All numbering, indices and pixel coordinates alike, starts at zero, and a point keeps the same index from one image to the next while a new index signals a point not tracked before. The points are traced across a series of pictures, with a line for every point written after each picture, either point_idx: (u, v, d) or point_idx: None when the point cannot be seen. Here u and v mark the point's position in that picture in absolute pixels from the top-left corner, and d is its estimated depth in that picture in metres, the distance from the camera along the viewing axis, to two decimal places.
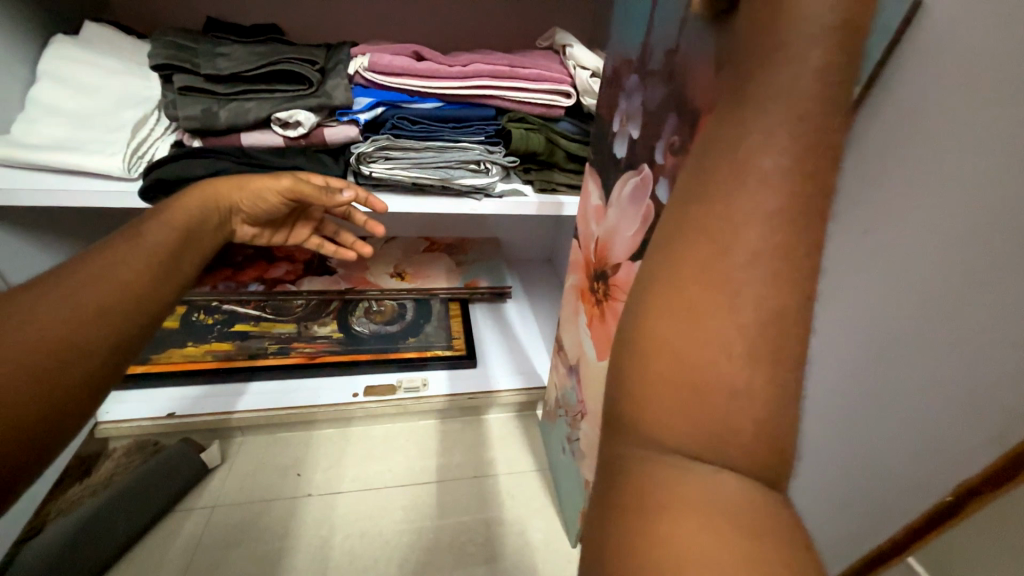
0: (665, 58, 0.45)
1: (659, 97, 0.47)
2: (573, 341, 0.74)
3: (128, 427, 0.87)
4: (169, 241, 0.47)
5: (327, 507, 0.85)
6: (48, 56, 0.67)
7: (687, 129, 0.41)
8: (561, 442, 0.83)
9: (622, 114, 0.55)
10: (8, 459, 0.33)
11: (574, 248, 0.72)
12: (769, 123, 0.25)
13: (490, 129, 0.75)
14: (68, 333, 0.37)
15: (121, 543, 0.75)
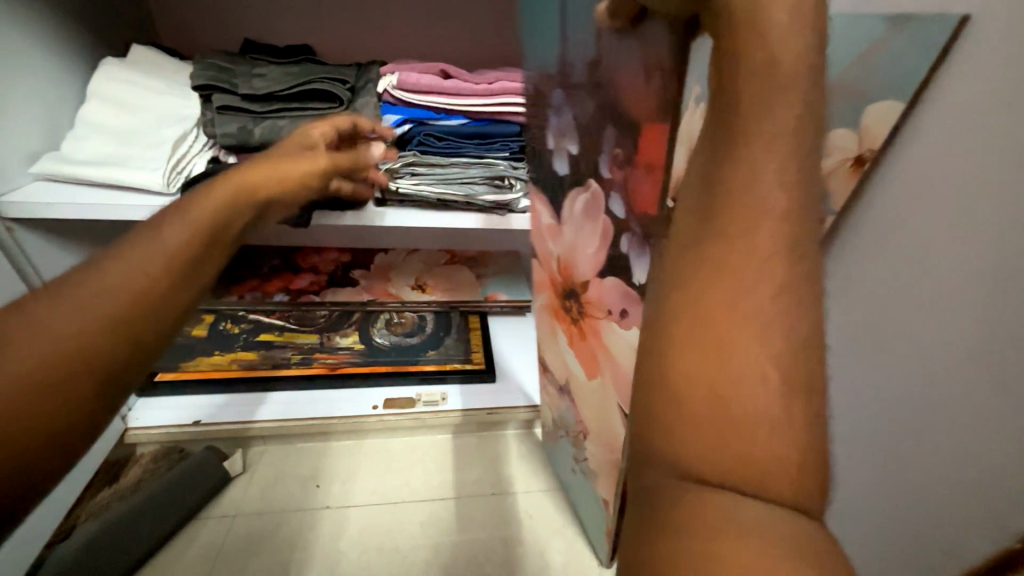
0: (584, 72, 0.47)
1: (589, 110, 0.48)
2: (556, 360, 0.73)
3: (156, 433, 0.89)
4: (198, 235, 0.43)
5: (345, 520, 0.84)
6: (97, 77, 0.71)
7: (628, 140, 0.42)
8: (569, 463, 0.81)
9: (554, 130, 0.56)
10: (38, 464, 0.32)
11: (536, 268, 0.73)
12: (771, 137, 0.23)
13: (514, 145, 0.76)
14: (79, 345, 0.33)
15: (144, 549, 0.76)
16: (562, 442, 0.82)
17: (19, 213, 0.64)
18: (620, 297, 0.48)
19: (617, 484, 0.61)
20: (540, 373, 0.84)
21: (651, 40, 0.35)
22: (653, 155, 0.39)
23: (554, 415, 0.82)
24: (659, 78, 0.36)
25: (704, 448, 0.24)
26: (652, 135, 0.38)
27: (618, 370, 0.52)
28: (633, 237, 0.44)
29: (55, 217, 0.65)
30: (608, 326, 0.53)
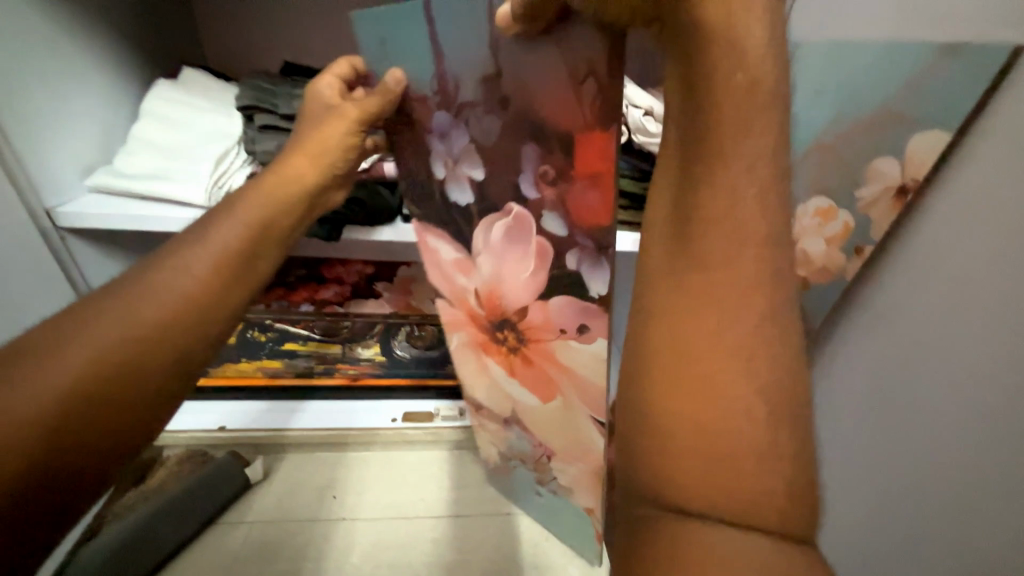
0: (481, 88, 0.47)
1: (498, 129, 0.48)
2: (494, 394, 0.73)
3: (183, 437, 0.92)
4: (241, 237, 0.49)
5: (360, 532, 0.84)
6: (150, 97, 0.76)
7: (559, 153, 0.43)
8: (533, 488, 0.81)
9: (444, 158, 0.57)
10: (102, 445, 0.38)
11: (448, 310, 0.71)
12: (752, 200, 0.28)
13: None
14: (143, 342, 0.40)
15: (166, 552, 0.77)
16: (518, 471, 0.81)
17: (72, 222, 0.68)
18: (576, 313, 0.51)
19: (600, 493, 0.64)
20: (471, 413, 0.83)
21: (576, 45, 0.36)
22: (596, 166, 0.40)
23: (502, 450, 0.82)
24: (590, 82, 0.37)
25: (703, 452, 0.28)
26: (593, 146, 0.39)
27: (584, 384, 0.56)
28: (583, 253, 0.47)
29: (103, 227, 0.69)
30: (561, 344, 0.55)
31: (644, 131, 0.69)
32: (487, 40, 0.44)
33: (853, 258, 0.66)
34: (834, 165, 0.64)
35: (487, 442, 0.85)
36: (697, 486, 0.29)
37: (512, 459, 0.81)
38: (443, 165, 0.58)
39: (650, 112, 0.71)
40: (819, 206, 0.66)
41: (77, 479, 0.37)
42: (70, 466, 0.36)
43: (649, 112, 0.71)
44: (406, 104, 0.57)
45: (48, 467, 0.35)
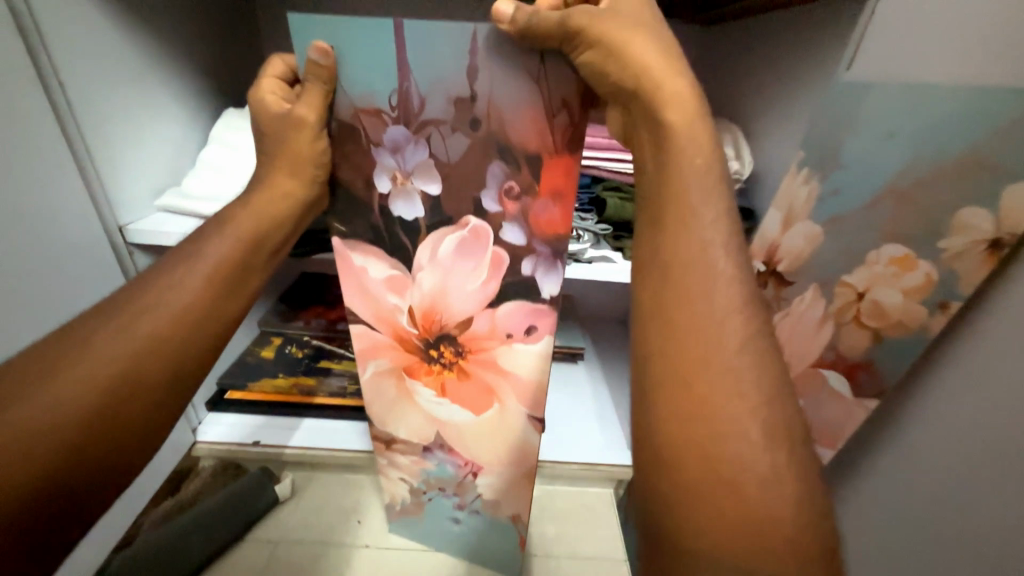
0: (451, 107, 0.47)
1: (464, 149, 0.49)
2: (414, 420, 0.68)
3: (218, 448, 0.92)
4: (231, 253, 0.47)
5: (382, 562, 0.82)
6: (218, 124, 0.81)
7: (526, 171, 0.48)
8: (448, 514, 0.79)
9: (392, 172, 0.51)
10: (109, 459, 0.38)
11: (361, 335, 0.63)
12: (705, 229, 0.35)
13: (584, 196, 0.74)
14: (135, 361, 0.40)
15: (193, 565, 0.78)
16: (434, 501, 0.78)
17: (141, 239, 0.72)
18: (527, 316, 0.56)
19: (528, 489, 0.71)
20: (382, 447, 0.74)
21: (553, 83, 0.44)
22: (558, 181, 0.48)
23: (416, 484, 0.77)
24: (563, 115, 0.45)
25: (726, 474, 0.30)
26: (557, 164, 0.47)
27: (525, 383, 0.61)
28: (539, 258, 0.53)
29: (166, 244, 0.72)
30: (505, 349, 0.59)
31: None
32: (467, 66, 0.44)
33: (939, 314, 0.49)
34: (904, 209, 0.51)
35: (400, 480, 0.78)
36: (736, 516, 0.30)
37: (427, 490, 0.77)
38: (388, 180, 0.52)
39: None
40: (893, 253, 0.51)
41: (75, 497, 0.36)
42: (73, 482, 0.36)
43: None
44: (345, 117, 0.49)
45: (53, 484, 0.35)
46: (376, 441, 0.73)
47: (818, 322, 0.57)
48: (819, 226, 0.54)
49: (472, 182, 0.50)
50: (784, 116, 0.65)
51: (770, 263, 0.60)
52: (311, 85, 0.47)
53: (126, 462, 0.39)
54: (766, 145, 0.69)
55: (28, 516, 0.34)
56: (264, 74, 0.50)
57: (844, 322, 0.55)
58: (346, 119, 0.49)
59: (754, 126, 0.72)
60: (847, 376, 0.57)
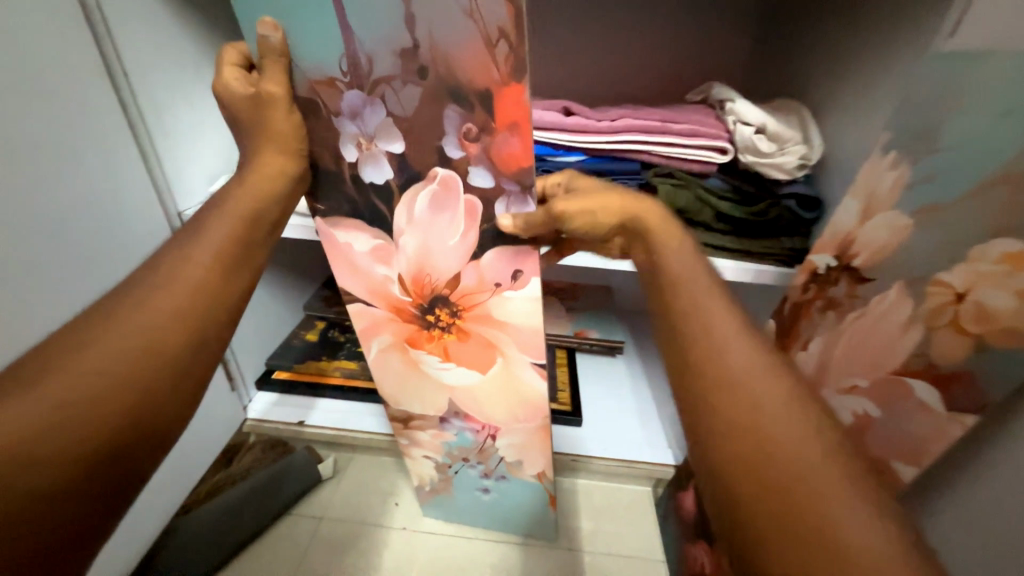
0: (398, 61, 0.45)
1: (418, 99, 0.46)
2: (428, 391, 0.68)
3: (267, 427, 0.96)
4: (235, 229, 0.45)
5: (419, 545, 0.84)
6: None
7: (480, 110, 0.45)
8: (474, 484, 0.79)
9: (355, 138, 0.50)
10: (141, 437, 0.37)
11: (362, 313, 0.63)
12: (690, 281, 0.41)
13: (633, 183, 0.68)
14: (155, 337, 0.39)
15: (244, 536, 0.82)
16: (460, 473, 0.78)
17: None
18: (511, 260, 0.54)
19: (545, 445, 0.69)
20: (400, 428, 0.75)
21: (484, 9, 0.40)
22: (513, 114, 0.44)
23: (440, 458, 0.77)
24: (503, 46, 0.41)
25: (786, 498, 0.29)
26: (510, 97, 0.43)
27: (522, 332, 0.58)
28: (510, 197, 0.50)
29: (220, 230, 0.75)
30: (496, 300, 0.57)
31: (752, 151, 0.63)
32: (402, 13, 0.42)
33: None
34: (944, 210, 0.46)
35: (426, 458, 0.78)
36: (823, 556, 0.27)
37: (452, 463, 0.77)
38: (354, 148, 0.51)
39: (763, 129, 0.63)
40: (1007, 249, 0.38)
41: (112, 474, 0.36)
42: (107, 461, 0.36)
43: (760, 129, 0.64)
44: (300, 95, 0.48)
45: (97, 456, 0.35)
46: (394, 421, 0.74)
47: (903, 325, 0.46)
48: (909, 218, 0.46)
49: (431, 134, 0.48)
50: (872, 93, 0.58)
51: (842, 256, 0.53)
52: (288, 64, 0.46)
53: (168, 430, 0.39)
54: (844, 126, 0.62)
55: (78, 489, 0.34)
56: (220, 64, 0.48)
57: (937, 326, 0.43)
58: (304, 97, 0.49)
59: (828, 105, 0.65)
60: (937, 387, 0.44)
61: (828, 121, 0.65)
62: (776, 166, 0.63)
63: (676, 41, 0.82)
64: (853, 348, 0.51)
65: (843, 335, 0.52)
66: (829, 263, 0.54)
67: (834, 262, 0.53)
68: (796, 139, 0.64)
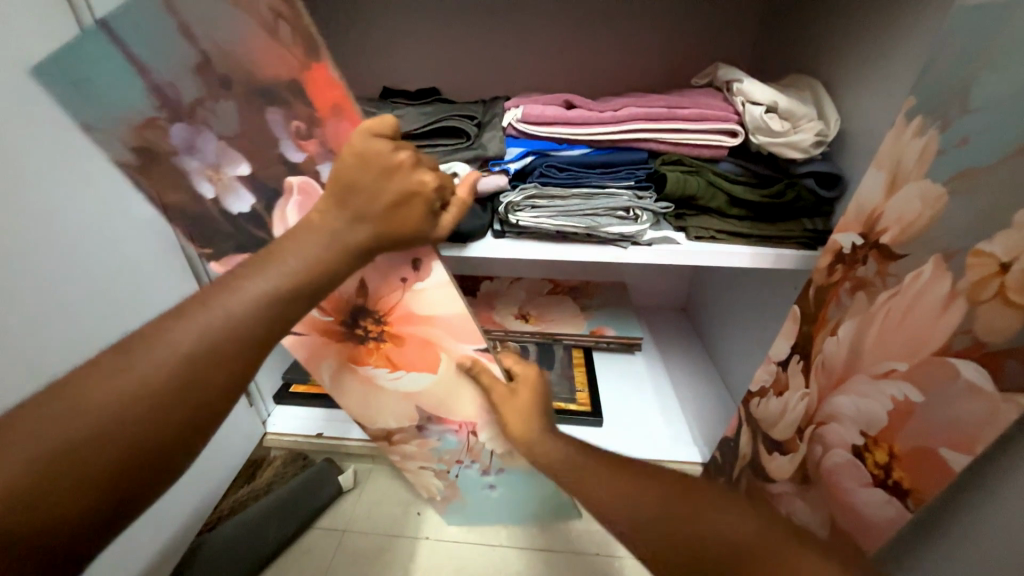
0: (197, 79, 0.46)
1: (237, 112, 0.48)
2: (393, 405, 0.67)
3: (287, 440, 0.97)
4: (295, 257, 0.41)
5: (443, 554, 0.82)
6: None
7: (298, 105, 0.47)
8: (478, 483, 0.78)
9: (204, 172, 0.51)
10: (154, 471, 0.35)
11: (295, 344, 0.62)
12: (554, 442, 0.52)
13: (640, 172, 0.66)
14: (185, 370, 0.35)
15: (268, 553, 0.81)
16: (460, 476, 0.77)
17: None
18: (403, 255, 0.54)
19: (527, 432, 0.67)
20: (387, 442, 0.73)
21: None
22: (330, 95, 0.47)
23: (436, 466, 0.76)
24: (285, 25, 0.44)
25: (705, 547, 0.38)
26: (318, 77, 0.46)
27: (451, 321, 0.58)
28: None
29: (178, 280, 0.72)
30: (410, 295, 0.57)
31: (764, 131, 0.61)
32: (178, 29, 0.44)
33: (864, 304, 0.50)
34: (900, 167, 0.47)
35: (425, 469, 0.77)
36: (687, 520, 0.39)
37: (449, 468, 0.76)
38: (208, 182, 0.52)
39: (774, 108, 0.61)
40: None
41: (124, 501, 0.34)
42: (117, 489, 0.33)
43: (770, 109, 0.61)
44: (131, 148, 0.49)
45: (92, 492, 0.33)
46: (376, 435, 0.73)
47: (944, 300, 0.42)
48: (942, 186, 0.43)
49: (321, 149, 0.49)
50: (893, 59, 0.54)
51: (870, 233, 0.50)
52: (357, 136, 0.46)
53: (143, 489, 0.35)
54: (863, 97, 0.59)
55: (81, 512, 0.32)
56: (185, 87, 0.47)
57: (982, 300, 0.38)
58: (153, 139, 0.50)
59: (844, 76, 0.62)
60: (987, 364, 0.38)
61: (843, 94, 0.62)
62: (790, 145, 0.60)
63: (676, 24, 0.79)
64: (889, 330, 0.47)
65: (876, 317, 0.49)
66: (855, 242, 0.52)
67: (860, 241, 0.51)
68: (810, 116, 0.61)
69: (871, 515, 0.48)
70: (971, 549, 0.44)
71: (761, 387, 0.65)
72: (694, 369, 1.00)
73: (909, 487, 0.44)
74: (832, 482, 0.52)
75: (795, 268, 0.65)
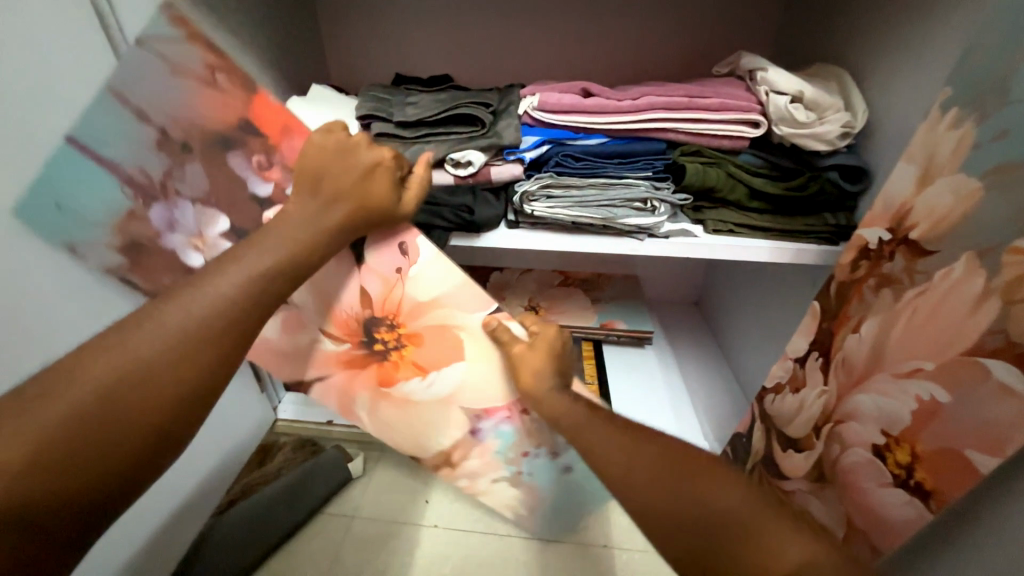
0: (161, 153, 0.48)
1: (202, 170, 0.49)
2: (440, 420, 0.61)
3: (300, 426, 0.98)
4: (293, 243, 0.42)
5: (453, 543, 0.83)
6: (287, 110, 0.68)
7: (252, 142, 0.49)
8: (554, 473, 0.63)
9: (189, 241, 0.51)
10: (164, 452, 0.36)
11: (333, 397, 0.62)
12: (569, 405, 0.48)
13: (659, 163, 0.64)
14: (192, 352, 0.36)
15: (279, 538, 0.82)
16: (535, 472, 0.63)
17: None
18: (387, 243, 0.54)
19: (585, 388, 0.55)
20: (451, 463, 0.64)
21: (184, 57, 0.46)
22: (275, 120, 0.48)
23: (506, 473, 0.64)
24: (220, 73, 0.47)
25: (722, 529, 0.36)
26: (260, 106, 0.48)
27: (455, 292, 0.55)
28: None
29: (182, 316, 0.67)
30: (408, 283, 0.55)
31: (788, 122, 0.59)
32: (131, 113, 0.46)
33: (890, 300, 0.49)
34: (934, 161, 0.45)
35: (498, 482, 0.65)
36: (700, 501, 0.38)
37: (520, 468, 0.63)
38: (194, 252, 0.52)
39: (799, 97, 0.59)
40: None
41: (134, 483, 0.35)
42: (127, 470, 0.34)
43: (795, 99, 0.59)
44: (118, 248, 0.51)
45: (105, 472, 0.33)
46: (434, 461, 0.64)
47: (975, 299, 0.40)
48: (978, 181, 0.41)
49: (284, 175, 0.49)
50: (928, 48, 0.52)
51: (899, 228, 0.49)
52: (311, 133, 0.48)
53: (149, 469, 0.35)
54: (893, 88, 0.57)
55: (95, 493, 0.33)
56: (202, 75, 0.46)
57: (1016, 299, 0.37)
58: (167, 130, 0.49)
59: (874, 66, 0.60)
60: (1019, 365, 0.37)
61: (871, 84, 0.60)
62: (815, 136, 0.59)
63: (698, 11, 0.77)
64: (915, 328, 0.46)
65: (902, 314, 0.47)
66: (882, 237, 0.50)
67: (888, 236, 0.50)
68: (837, 107, 0.59)
69: (888, 515, 0.47)
70: (993, 552, 0.43)
71: (777, 383, 0.64)
72: (705, 364, 0.99)
73: (931, 488, 0.43)
74: (849, 481, 0.52)
75: (815, 262, 0.64)
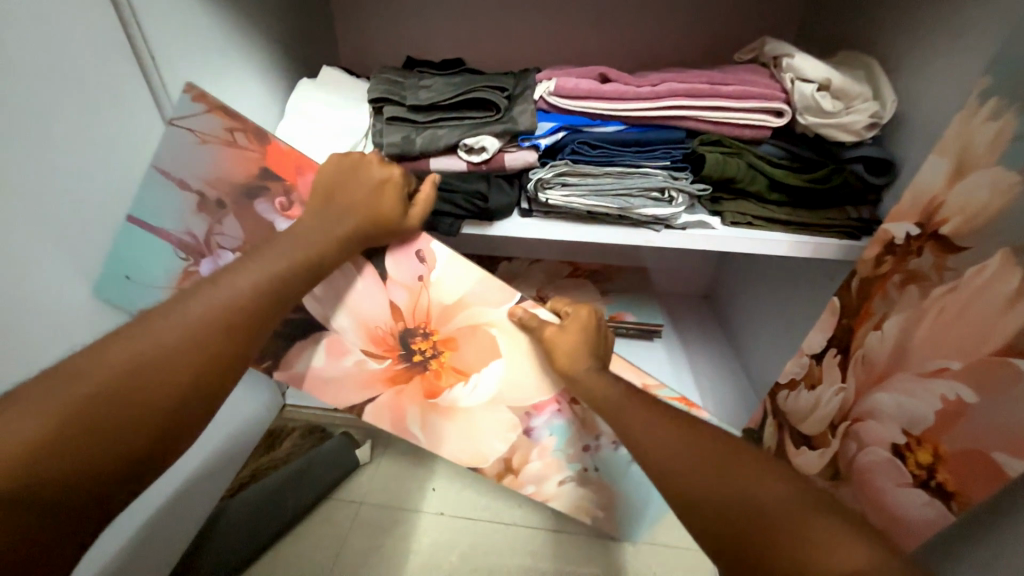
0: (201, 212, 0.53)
1: (236, 220, 0.53)
2: (490, 424, 0.60)
3: (306, 412, 0.99)
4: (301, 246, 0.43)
5: (458, 531, 0.83)
6: (297, 94, 0.67)
7: (275, 186, 0.52)
8: (616, 468, 0.64)
9: None
10: (172, 437, 0.35)
11: (387, 421, 0.60)
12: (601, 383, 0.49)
13: (677, 152, 0.62)
14: (200, 338, 0.36)
15: (286, 521, 0.83)
16: (600, 466, 0.64)
17: None
18: (408, 252, 0.54)
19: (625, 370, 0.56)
20: (522, 471, 0.63)
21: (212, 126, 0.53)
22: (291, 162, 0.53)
23: (569, 471, 0.64)
24: (240, 133, 0.53)
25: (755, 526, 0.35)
26: (274, 154, 0.53)
27: (484, 291, 0.55)
28: None
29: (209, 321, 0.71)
30: (434, 290, 0.55)
31: (815, 111, 0.57)
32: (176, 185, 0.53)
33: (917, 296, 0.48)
34: (970, 153, 0.43)
35: (565, 483, 0.64)
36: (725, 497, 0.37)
37: (584, 463, 0.63)
38: None
39: (826, 85, 0.57)
40: None
41: (142, 468, 0.34)
42: (135, 455, 0.34)
43: (822, 87, 0.57)
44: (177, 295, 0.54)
45: (114, 456, 0.33)
46: (502, 471, 0.62)
47: (1009, 296, 0.39)
48: (1018, 173, 0.39)
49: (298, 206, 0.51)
50: (965, 35, 0.50)
51: (928, 223, 0.47)
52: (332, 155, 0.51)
53: (159, 453, 0.35)
54: (925, 78, 0.55)
55: (102, 477, 0.32)
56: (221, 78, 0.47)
57: None
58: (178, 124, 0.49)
59: (905, 54, 0.57)
60: None
61: (901, 73, 0.58)
62: (842, 126, 0.57)
63: None
64: (942, 326, 0.45)
65: (929, 312, 0.46)
66: (909, 232, 0.49)
67: (916, 231, 0.48)
68: (865, 96, 0.57)
69: (907, 515, 0.46)
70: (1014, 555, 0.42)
71: (791, 379, 0.63)
72: (715, 358, 0.98)
73: (954, 489, 0.42)
74: (865, 480, 0.51)
75: (835, 257, 0.62)
